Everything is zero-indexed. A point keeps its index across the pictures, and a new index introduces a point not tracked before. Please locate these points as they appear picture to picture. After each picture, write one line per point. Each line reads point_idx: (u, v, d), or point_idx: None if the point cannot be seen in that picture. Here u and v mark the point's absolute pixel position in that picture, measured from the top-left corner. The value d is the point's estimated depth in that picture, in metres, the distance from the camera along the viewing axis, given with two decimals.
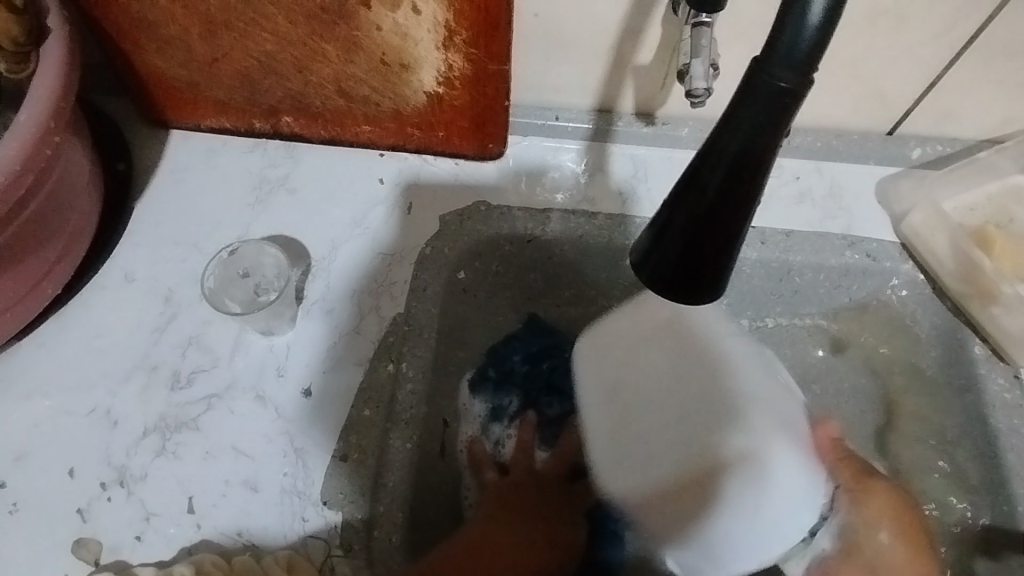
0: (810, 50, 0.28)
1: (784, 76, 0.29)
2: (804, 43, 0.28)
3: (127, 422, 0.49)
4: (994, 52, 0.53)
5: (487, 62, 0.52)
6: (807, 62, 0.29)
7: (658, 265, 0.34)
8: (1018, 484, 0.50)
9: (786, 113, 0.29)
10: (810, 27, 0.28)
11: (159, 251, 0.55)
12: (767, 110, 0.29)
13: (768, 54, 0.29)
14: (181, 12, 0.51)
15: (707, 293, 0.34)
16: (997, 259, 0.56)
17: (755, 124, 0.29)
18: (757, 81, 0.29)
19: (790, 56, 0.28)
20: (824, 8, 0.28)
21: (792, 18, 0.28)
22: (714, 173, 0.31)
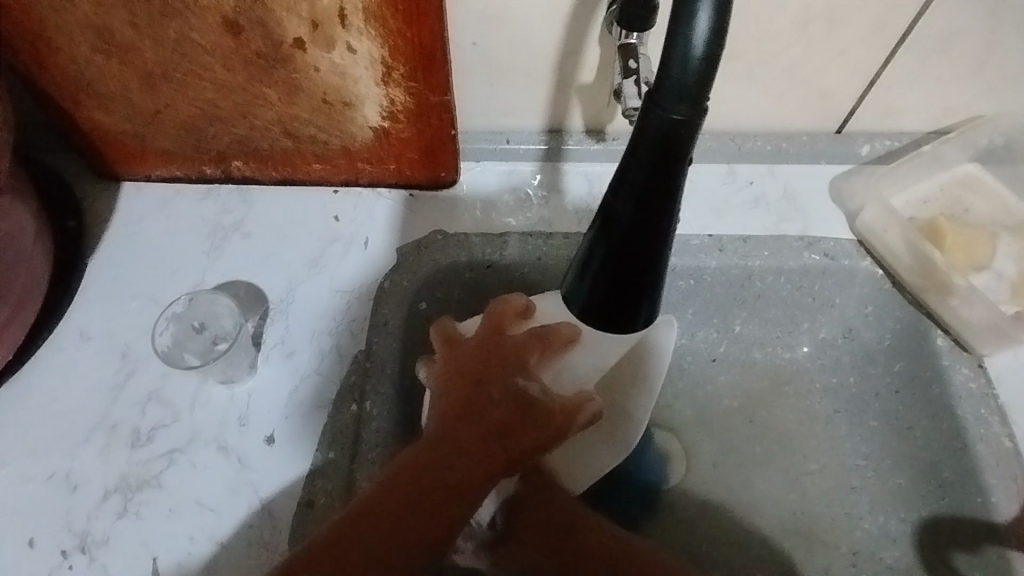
0: (696, 81, 0.29)
1: (676, 111, 0.30)
2: (690, 76, 0.29)
3: (87, 485, 0.48)
4: (927, 48, 0.53)
5: (427, 94, 0.52)
6: (698, 91, 0.29)
7: (592, 292, 0.37)
8: (990, 474, 0.49)
9: (682, 144, 0.31)
10: (694, 58, 0.29)
11: (115, 307, 0.55)
12: (662, 146, 0.31)
13: (658, 88, 0.30)
14: (118, 67, 0.51)
15: (643, 315, 0.37)
16: (950, 253, 0.55)
17: (653, 161, 0.31)
18: (652, 117, 0.31)
19: (679, 91, 0.29)
20: (707, 32, 0.28)
21: (677, 47, 0.29)
22: (625, 208, 0.33)
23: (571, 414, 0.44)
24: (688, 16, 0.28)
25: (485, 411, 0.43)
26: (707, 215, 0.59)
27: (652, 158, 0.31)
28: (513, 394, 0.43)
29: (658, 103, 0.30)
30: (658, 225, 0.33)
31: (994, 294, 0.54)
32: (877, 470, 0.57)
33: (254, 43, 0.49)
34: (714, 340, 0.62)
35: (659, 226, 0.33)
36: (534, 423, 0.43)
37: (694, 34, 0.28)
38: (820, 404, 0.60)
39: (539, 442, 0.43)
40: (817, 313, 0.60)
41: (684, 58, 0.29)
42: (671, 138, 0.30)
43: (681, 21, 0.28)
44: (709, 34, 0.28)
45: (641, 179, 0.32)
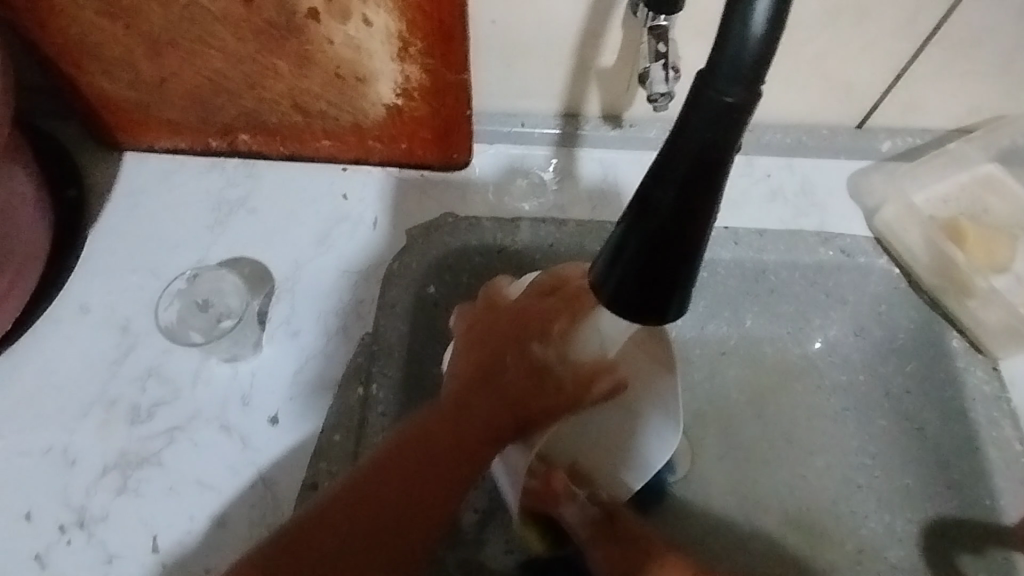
0: (756, 59, 0.27)
1: (730, 88, 0.27)
2: (749, 55, 0.27)
3: (85, 460, 0.47)
4: (957, 43, 0.52)
5: (444, 71, 0.50)
6: (756, 71, 0.27)
7: (620, 287, 0.32)
8: (1001, 478, 0.48)
9: (735, 128, 0.28)
10: (753, 38, 0.27)
11: (115, 280, 0.54)
12: (715, 126, 0.28)
13: (713, 67, 0.28)
14: (124, 33, 0.49)
15: (672, 313, 0.33)
16: (970, 252, 0.55)
17: (705, 140, 0.28)
18: (702, 95, 0.28)
19: (735, 68, 0.27)
20: (768, 12, 0.27)
21: (734, 30, 0.27)
22: (667, 191, 0.29)
23: (586, 382, 0.45)
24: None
25: (503, 373, 0.45)
26: (722, 206, 0.58)
27: (702, 136, 0.28)
28: (528, 362, 0.46)
29: (714, 77, 0.28)
30: (702, 212, 0.30)
31: (1014, 296, 0.53)
32: (885, 470, 0.57)
33: (266, 12, 0.47)
34: (724, 334, 0.62)
35: (702, 215, 0.30)
36: (546, 388, 0.45)
37: (755, 14, 0.27)
38: (830, 402, 0.60)
39: (551, 408, 0.45)
40: (830, 309, 0.59)
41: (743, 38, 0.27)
42: (725, 115, 0.28)
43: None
44: (770, 16, 0.27)
45: (689, 158, 0.29)
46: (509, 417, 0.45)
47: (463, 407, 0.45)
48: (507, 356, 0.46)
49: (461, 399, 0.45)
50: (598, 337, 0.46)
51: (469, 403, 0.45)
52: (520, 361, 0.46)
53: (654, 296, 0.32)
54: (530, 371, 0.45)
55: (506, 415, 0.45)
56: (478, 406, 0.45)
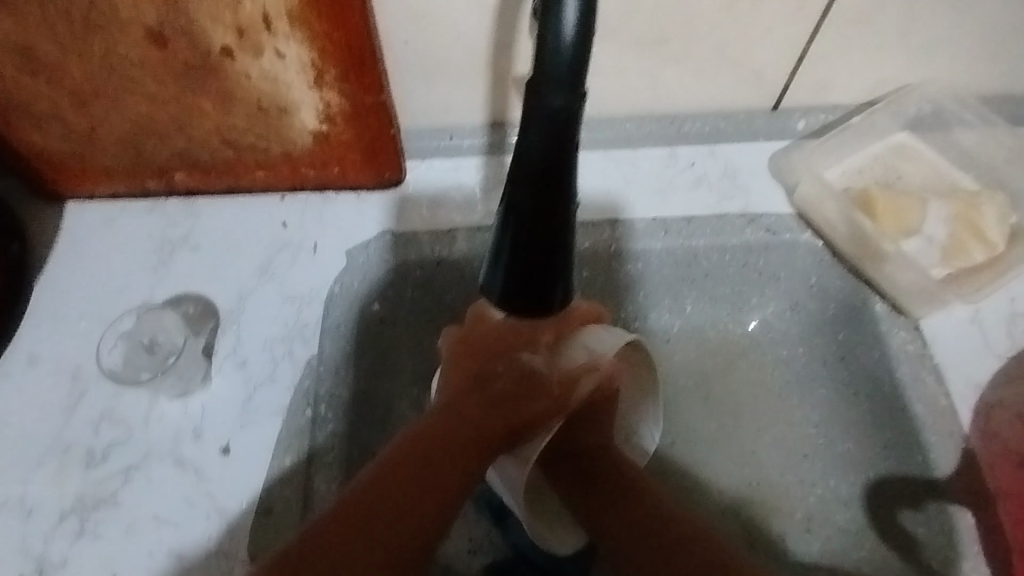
0: (570, 62, 0.31)
1: (557, 96, 0.32)
2: (565, 62, 0.31)
3: (43, 507, 0.48)
4: (848, 21, 0.55)
5: (362, 94, 0.52)
6: (574, 75, 0.31)
7: (507, 284, 0.38)
8: (929, 432, 0.50)
9: (566, 127, 0.33)
10: (566, 46, 0.31)
11: (63, 329, 0.55)
12: (548, 129, 0.32)
13: (539, 78, 0.32)
14: (46, 87, 0.51)
15: (555, 301, 0.39)
16: (880, 221, 0.57)
17: (541, 144, 0.33)
18: (535, 106, 0.32)
19: (556, 76, 0.31)
20: (575, 19, 0.30)
21: (549, 38, 0.31)
22: (523, 195, 0.35)
23: (570, 386, 0.50)
24: (557, 6, 0.30)
25: (495, 383, 0.48)
26: (650, 198, 0.60)
27: (541, 146, 0.33)
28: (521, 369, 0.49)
29: (541, 89, 0.32)
30: (558, 210, 0.35)
31: (925, 259, 0.55)
32: (828, 436, 0.59)
33: (181, 55, 0.49)
34: (667, 322, 0.64)
35: (559, 209, 0.35)
36: (538, 393, 0.49)
37: (564, 27, 0.31)
38: (774, 376, 0.62)
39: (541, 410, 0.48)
40: (765, 288, 0.61)
41: (557, 49, 0.31)
42: (558, 119, 0.32)
43: (550, 17, 0.31)
44: (578, 20, 0.30)
45: (535, 167, 0.34)
46: (503, 426, 0.46)
47: (466, 415, 0.46)
48: (502, 368, 0.49)
49: (456, 409, 0.46)
50: (586, 352, 0.50)
51: (466, 411, 0.46)
52: (510, 370, 0.49)
53: (539, 288, 0.38)
54: (521, 377, 0.49)
55: (507, 421, 0.47)
56: (484, 415, 0.46)
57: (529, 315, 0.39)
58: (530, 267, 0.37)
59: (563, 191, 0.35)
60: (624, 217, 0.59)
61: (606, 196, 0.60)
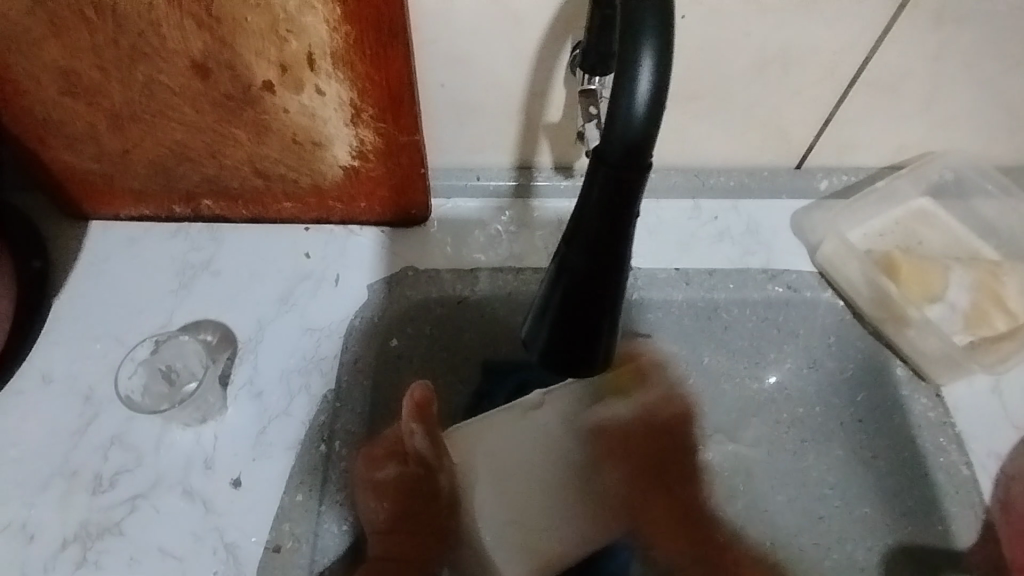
0: (640, 133, 0.30)
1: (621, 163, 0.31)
2: (636, 130, 0.30)
3: (46, 533, 0.47)
4: (876, 88, 0.56)
5: (397, 134, 0.53)
6: (643, 143, 0.30)
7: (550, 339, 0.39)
8: (950, 502, 0.50)
9: (629, 199, 0.32)
10: (637, 115, 0.29)
11: (78, 349, 0.54)
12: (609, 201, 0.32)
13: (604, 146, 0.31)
14: (86, 109, 0.51)
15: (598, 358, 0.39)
16: (904, 285, 0.57)
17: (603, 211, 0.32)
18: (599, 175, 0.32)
19: (623, 147, 0.30)
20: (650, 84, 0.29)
21: (621, 106, 0.29)
22: (578, 258, 0.35)
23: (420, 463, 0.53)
24: (631, 71, 0.29)
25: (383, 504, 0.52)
26: (673, 249, 0.61)
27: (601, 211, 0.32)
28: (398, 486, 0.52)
29: (607, 156, 0.31)
30: (612, 275, 0.35)
31: (947, 325, 0.56)
32: (844, 499, 0.58)
33: (222, 86, 0.50)
34: (684, 373, 0.63)
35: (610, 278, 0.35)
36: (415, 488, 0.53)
37: (637, 91, 0.29)
38: (787, 434, 0.62)
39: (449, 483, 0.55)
40: (783, 343, 0.61)
41: (629, 116, 0.29)
42: (619, 192, 0.31)
43: (623, 82, 0.29)
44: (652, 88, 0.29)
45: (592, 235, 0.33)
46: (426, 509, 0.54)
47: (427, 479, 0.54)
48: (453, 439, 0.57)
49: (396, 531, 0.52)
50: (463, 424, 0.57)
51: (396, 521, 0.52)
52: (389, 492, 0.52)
53: (583, 344, 0.38)
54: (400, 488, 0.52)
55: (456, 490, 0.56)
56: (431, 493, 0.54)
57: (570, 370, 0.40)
58: (575, 325, 0.37)
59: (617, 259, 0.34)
60: (645, 265, 0.60)
61: None
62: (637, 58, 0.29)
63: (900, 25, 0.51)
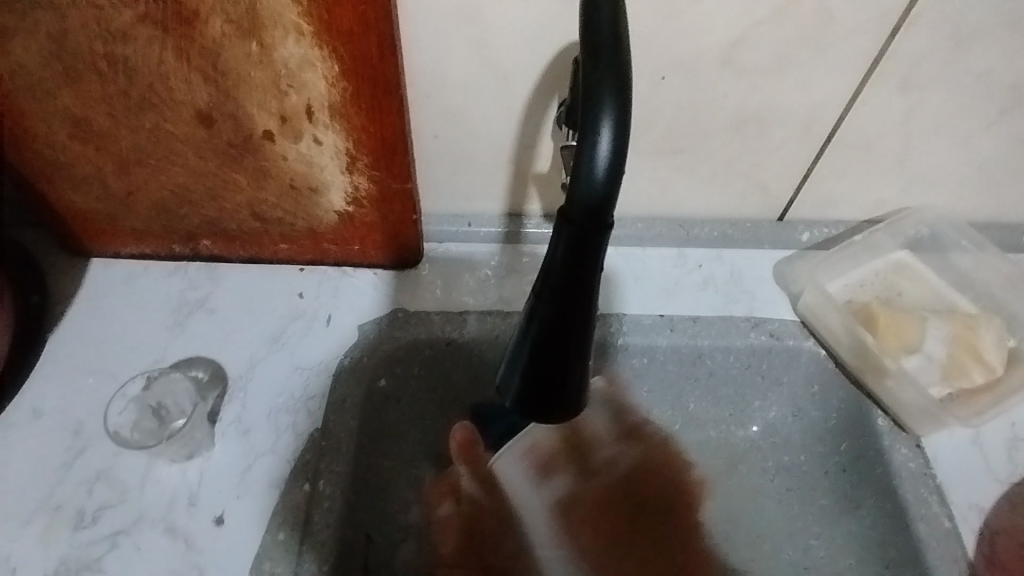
0: (602, 191, 0.31)
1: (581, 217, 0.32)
2: (595, 190, 0.31)
3: (24, 568, 0.47)
4: (852, 146, 0.58)
5: (390, 182, 0.55)
6: (602, 203, 0.32)
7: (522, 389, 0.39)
8: (932, 556, 0.50)
9: (591, 253, 0.33)
10: (597, 177, 0.31)
11: (71, 383, 0.55)
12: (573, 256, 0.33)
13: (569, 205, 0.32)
14: (94, 153, 0.54)
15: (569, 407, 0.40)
16: (881, 337, 0.58)
17: (568, 267, 0.34)
18: (564, 233, 0.33)
19: (586, 206, 0.32)
20: (610, 147, 0.31)
21: (583, 166, 0.31)
22: (545, 310, 0.36)
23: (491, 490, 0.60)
24: (591, 136, 0.31)
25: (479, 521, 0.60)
26: (657, 295, 0.62)
27: (563, 265, 0.34)
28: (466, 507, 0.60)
29: (569, 214, 0.32)
30: (577, 328, 0.36)
31: (925, 376, 0.56)
32: (828, 549, 0.58)
33: (225, 134, 0.52)
34: (669, 418, 0.64)
35: (577, 330, 0.36)
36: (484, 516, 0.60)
37: (598, 156, 0.31)
38: (772, 482, 0.63)
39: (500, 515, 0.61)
40: (768, 392, 0.62)
41: (590, 178, 0.31)
42: (582, 249, 0.33)
43: (584, 147, 0.31)
44: (612, 153, 0.31)
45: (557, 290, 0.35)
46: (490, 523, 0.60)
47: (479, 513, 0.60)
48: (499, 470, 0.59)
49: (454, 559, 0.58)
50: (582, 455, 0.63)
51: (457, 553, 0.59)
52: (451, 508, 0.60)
53: (552, 390, 0.39)
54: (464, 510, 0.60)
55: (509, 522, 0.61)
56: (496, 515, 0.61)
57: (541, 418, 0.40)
58: (545, 374, 0.38)
59: (581, 313, 0.36)
60: (631, 312, 0.61)
61: (615, 292, 0.62)
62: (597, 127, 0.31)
63: (867, 93, 0.54)
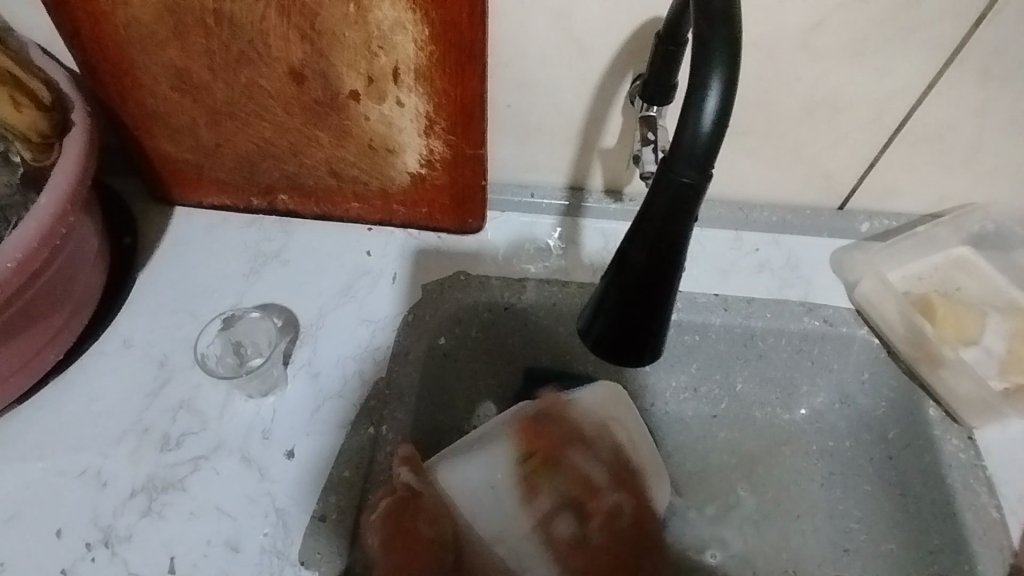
0: (707, 146, 0.34)
1: (687, 172, 0.35)
2: (701, 146, 0.34)
3: (116, 482, 0.51)
4: (922, 137, 0.58)
5: (464, 146, 0.57)
6: (707, 156, 0.34)
7: (606, 329, 0.43)
8: (978, 543, 0.50)
9: (691, 203, 0.36)
10: (704, 133, 0.34)
11: (157, 319, 0.59)
12: (673, 204, 0.36)
13: (673, 154, 0.35)
14: (191, 105, 0.57)
15: (647, 352, 0.43)
16: (940, 326, 0.59)
17: (665, 215, 0.37)
18: (666, 180, 0.36)
19: (692, 156, 0.34)
20: (716, 107, 0.34)
21: (690, 123, 0.34)
22: (639, 257, 0.39)
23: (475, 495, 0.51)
24: (699, 98, 0.34)
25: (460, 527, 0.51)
26: (713, 275, 0.63)
27: (665, 217, 0.37)
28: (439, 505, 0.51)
29: (672, 163, 0.35)
30: (666, 275, 0.39)
31: (982, 368, 0.58)
32: (870, 534, 0.59)
33: (314, 92, 0.55)
34: (716, 396, 0.65)
35: (666, 277, 0.39)
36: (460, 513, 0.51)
37: (704, 115, 0.34)
38: (816, 466, 0.63)
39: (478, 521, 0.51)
40: (816, 376, 0.63)
41: (695, 134, 0.34)
42: (683, 196, 0.36)
43: (692, 106, 0.34)
44: (718, 112, 0.34)
45: (651, 237, 0.38)
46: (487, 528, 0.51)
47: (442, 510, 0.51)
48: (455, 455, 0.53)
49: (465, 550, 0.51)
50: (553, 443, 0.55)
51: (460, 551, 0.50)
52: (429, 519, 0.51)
53: (636, 332, 0.42)
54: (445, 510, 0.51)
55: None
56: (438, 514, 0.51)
57: (619, 360, 0.44)
58: (631, 317, 0.42)
59: (672, 261, 0.39)
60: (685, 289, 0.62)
61: None
62: (704, 87, 0.34)
63: (945, 82, 0.54)
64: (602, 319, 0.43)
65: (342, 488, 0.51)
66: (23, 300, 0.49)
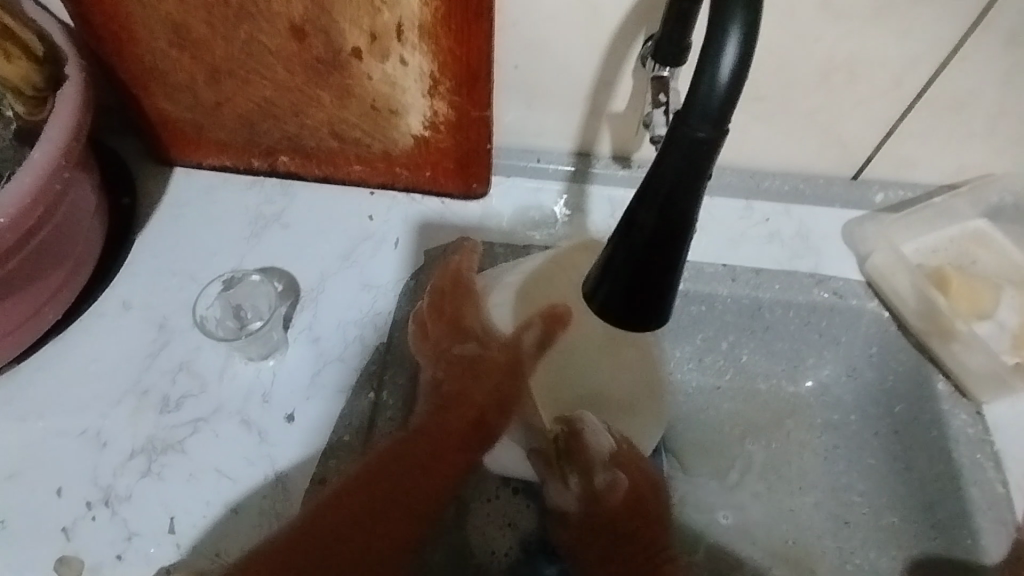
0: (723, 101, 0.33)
1: (701, 128, 0.33)
2: (717, 98, 0.33)
3: (116, 442, 0.51)
4: (944, 105, 0.56)
5: (469, 108, 0.56)
6: (722, 111, 0.33)
7: (610, 295, 0.39)
8: (982, 518, 0.50)
9: (705, 159, 0.34)
10: (721, 85, 0.33)
11: (156, 281, 0.58)
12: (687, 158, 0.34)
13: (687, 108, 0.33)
14: (189, 61, 0.56)
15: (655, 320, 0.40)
16: (954, 300, 0.59)
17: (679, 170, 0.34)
18: (679, 134, 0.34)
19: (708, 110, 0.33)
20: (734, 61, 0.33)
21: (706, 77, 0.33)
22: (650, 215, 0.36)
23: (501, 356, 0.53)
24: (716, 52, 0.33)
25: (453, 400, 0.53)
26: (721, 245, 0.62)
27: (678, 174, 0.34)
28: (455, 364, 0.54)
29: (687, 115, 0.33)
30: (678, 234, 0.36)
31: (995, 343, 0.58)
32: (872, 507, 0.59)
33: (316, 49, 0.53)
34: (721, 367, 0.64)
35: (677, 236, 0.37)
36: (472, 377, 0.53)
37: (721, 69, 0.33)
38: (820, 439, 0.63)
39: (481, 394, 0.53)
40: (824, 349, 0.62)
41: (712, 87, 0.33)
42: (697, 149, 0.34)
43: (709, 59, 0.33)
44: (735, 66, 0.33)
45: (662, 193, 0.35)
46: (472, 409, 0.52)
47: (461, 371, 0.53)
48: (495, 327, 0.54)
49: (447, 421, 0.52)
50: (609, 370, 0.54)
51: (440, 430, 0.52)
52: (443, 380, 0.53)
53: (645, 297, 0.39)
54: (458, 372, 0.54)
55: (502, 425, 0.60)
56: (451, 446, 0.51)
57: (624, 328, 0.41)
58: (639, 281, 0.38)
59: (684, 220, 0.36)
60: (693, 258, 0.61)
61: None
62: (722, 39, 0.33)
63: (971, 45, 0.52)
64: (607, 284, 0.39)
65: (342, 450, 0.50)
66: (20, 258, 0.49)
